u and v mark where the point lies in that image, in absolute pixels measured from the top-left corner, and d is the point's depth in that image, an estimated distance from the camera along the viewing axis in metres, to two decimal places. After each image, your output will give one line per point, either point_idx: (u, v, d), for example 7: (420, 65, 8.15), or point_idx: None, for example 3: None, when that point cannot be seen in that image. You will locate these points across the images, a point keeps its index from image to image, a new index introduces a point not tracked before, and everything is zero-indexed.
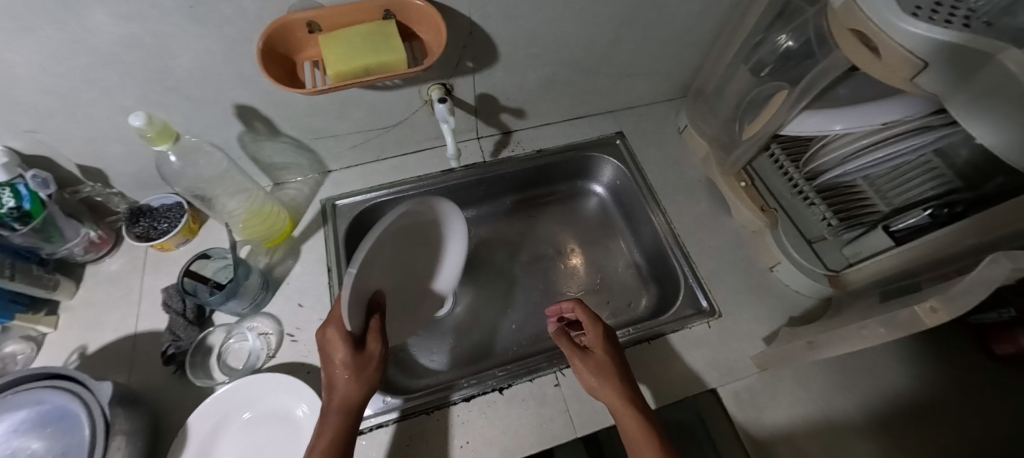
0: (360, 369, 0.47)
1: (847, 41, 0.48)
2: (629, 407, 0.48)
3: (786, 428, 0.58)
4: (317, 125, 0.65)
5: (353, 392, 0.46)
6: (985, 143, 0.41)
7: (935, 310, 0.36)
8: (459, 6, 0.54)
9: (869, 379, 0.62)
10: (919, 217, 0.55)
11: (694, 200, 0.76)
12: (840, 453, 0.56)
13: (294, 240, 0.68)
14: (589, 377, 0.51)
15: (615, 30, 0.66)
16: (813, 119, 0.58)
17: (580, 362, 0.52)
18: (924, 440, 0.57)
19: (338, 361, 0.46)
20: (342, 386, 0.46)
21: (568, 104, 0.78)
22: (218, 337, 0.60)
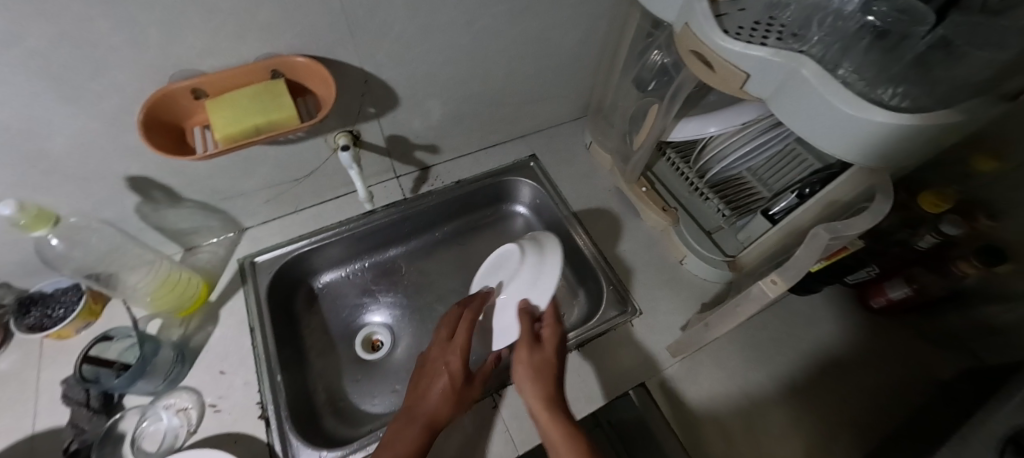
0: (450, 388, 0.56)
1: (691, 60, 0.56)
2: (555, 406, 0.51)
3: (710, 408, 0.63)
4: (222, 186, 0.64)
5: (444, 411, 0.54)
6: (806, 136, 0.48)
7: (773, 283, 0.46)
8: (347, 59, 0.57)
9: (776, 347, 0.69)
10: (789, 200, 0.62)
11: (606, 209, 0.82)
12: (759, 422, 0.62)
13: (211, 305, 0.66)
14: (526, 376, 0.54)
15: (506, 64, 0.71)
16: (687, 125, 0.66)
17: (524, 363, 0.54)
18: (825, 396, 0.65)
19: (441, 378, 0.56)
20: (435, 400, 0.55)
21: (479, 134, 0.83)
22: (129, 422, 0.56)
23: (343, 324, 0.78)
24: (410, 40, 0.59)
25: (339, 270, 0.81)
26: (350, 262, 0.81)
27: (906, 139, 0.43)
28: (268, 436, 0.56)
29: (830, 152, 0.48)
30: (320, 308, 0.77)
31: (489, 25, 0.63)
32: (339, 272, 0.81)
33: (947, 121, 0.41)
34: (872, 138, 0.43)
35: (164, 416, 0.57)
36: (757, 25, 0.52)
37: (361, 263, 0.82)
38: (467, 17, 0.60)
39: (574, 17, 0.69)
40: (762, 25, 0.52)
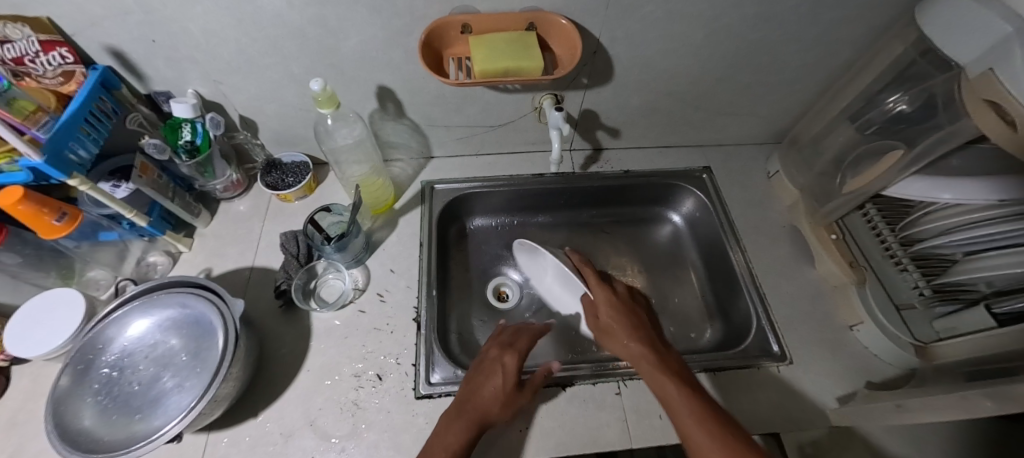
0: (501, 389, 0.54)
1: (979, 110, 0.48)
2: (474, 424, 0.50)
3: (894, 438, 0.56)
4: (436, 114, 0.72)
5: (489, 406, 0.53)
6: None
7: None
8: (593, 27, 0.60)
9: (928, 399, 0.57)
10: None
11: (774, 244, 0.76)
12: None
13: (393, 212, 0.76)
14: (478, 386, 0.55)
15: (725, 69, 0.69)
16: (919, 184, 0.58)
17: (496, 385, 0.55)
18: None
19: (496, 377, 0.56)
20: (488, 397, 0.54)
21: (662, 131, 0.82)
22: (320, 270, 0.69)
23: (481, 267, 0.83)
24: (653, 21, 0.60)
25: (490, 219, 0.86)
26: (502, 215, 0.87)
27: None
28: (418, 339, 0.64)
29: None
30: (467, 246, 0.84)
31: (730, 25, 0.61)
32: (490, 220, 0.87)
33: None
34: None
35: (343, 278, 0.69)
36: None
37: (511, 218, 0.87)
38: (717, 12, 0.59)
39: (820, 36, 0.64)
40: None
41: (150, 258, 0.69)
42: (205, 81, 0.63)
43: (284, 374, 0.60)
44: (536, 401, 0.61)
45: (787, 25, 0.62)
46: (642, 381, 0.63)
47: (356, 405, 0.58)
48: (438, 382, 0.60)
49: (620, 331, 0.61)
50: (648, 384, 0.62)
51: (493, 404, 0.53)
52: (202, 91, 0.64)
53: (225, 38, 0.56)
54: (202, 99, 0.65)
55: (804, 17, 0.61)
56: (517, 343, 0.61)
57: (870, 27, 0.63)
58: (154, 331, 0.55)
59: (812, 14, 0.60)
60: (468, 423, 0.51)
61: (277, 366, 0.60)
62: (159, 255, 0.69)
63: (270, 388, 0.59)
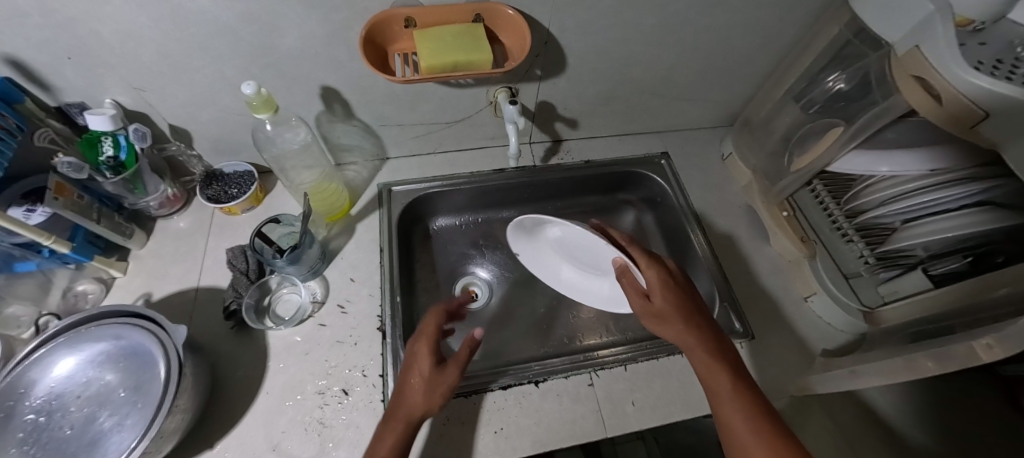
0: (421, 382, 0.51)
1: (909, 86, 0.50)
2: (400, 431, 0.48)
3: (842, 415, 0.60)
4: (388, 114, 0.69)
5: (421, 406, 0.49)
6: None
7: (991, 347, 0.38)
8: (543, 18, 0.58)
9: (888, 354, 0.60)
10: (959, 263, 0.58)
11: (732, 225, 0.78)
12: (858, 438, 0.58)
13: (350, 219, 0.72)
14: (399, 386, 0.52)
15: (677, 55, 0.70)
16: (860, 158, 0.61)
17: (417, 379, 0.51)
18: None
19: (413, 376, 0.51)
20: (411, 396, 0.50)
21: (620, 120, 0.82)
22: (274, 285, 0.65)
23: (448, 268, 0.81)
24: (603, 10, 0.59)
25: (454, 218, 0.84)
26: (466, 213, 0.85)
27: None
28: (385, 349, 0.61)
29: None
30: (432, 248, 0.82)
31: (678, 11, 0.62)
32: (454, 219, 0.85)
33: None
34: None
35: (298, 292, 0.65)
36: (1003, 62, 0.48)
37: (476, 216, 0.86)
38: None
39: (763, 19, 0.66)
40: (1008, 64, 0.48)
41: (79, 287, 0.63)
42: (124, 89, 0.57)
43: (241, 399, 0.56)
44: (511, 400, 0.60)
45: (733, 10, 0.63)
46: (614, 369, 0.63)
47: (323, 424, 0.55)
48: None
49: (672, 313, 0.52)
50: (619, 372, 0.63)
51: (421, 403, 0.49)
52: (121, 100, 0.58)
53: (142, 41, 0.51)
54: (123, 108, 0.59)
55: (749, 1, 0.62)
56: (428, 325, 0.55)
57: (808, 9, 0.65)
58: (86, 367, 0.50)
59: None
60: (393, 432, 0.48)
61: (232, 392, 0.57)
62: (89, 283, 0.63)
63: (226, 417, 0.55)
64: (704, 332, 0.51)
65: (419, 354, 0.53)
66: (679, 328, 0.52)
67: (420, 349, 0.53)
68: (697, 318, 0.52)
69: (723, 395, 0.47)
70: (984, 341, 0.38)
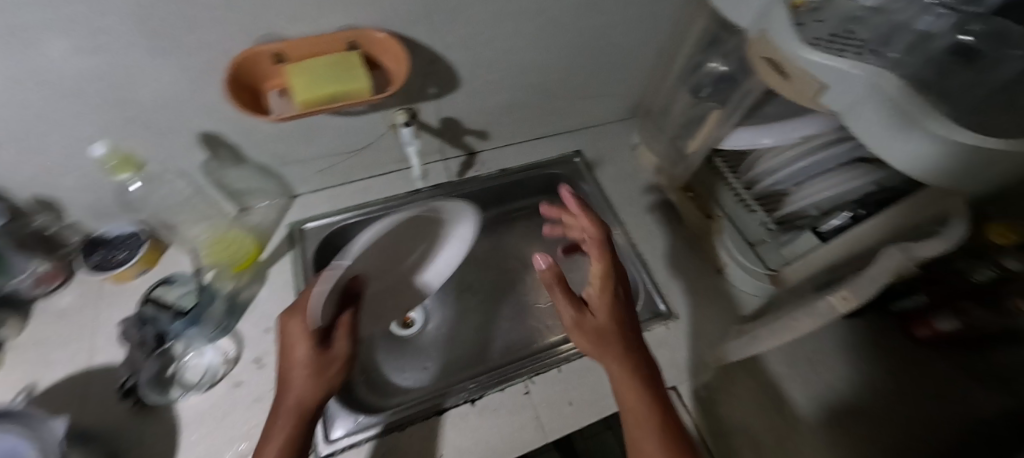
0: (312, 367, 0.47)
1: (762, 68, 0.55)
2: (292, 425, 0.45)
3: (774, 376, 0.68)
4: (283, 151, 0.66)
5: (308, 395, 0.46)
6: (898, 167, 0.47)
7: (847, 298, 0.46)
8: (421, 38, 0.58)
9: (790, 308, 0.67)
10: (842, 219, 0.59)
11: (648, 211, 0.82)
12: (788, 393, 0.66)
13: (260, 265, 0.68)
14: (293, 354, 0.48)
15: (567, 58, 0.72)
16: (740, 136, 0.64)
17: (297, 372, 0.46)
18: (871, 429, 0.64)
19: (297, 354, 0.46)
20: (298, 383, 0.46)
21: (529, 125, 0.83)
22: (180, 351, 0.59)
23: None
24: (482, 24, 0.60)
25: None
26: None
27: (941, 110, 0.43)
28: None
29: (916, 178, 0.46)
30: None
31: (556, 17, 0.64)
32: None
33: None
34: (939, 159, 0.43)
35: (207, 354, 0.61)
36: (836, 36, 0.49)
37: None
38: (539, 6, 0.61)
39: (639, 15, 0.69)
40: (843, 37, 0.49)
41: None
42: None
43: None
44: (450, 423, 0.59)
45: (609, 10, 0.66)
46: (549, 373, 0.64)
47: None
48: (342, 436, 0.57)
49: (605, 349, 0.49)
50: (555, 375, 0.64)
51: (313, 391, 0.46)
52: None
53: None
54: None
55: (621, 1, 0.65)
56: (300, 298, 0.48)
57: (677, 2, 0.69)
58: None
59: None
60: (284, 428, 0.45)
61: None
62: None
63: None
64: (633, 355, 0.49)
65: (298, 325, 0.47)
66: (610, 355, 0.49)
67: (296, 329, 0.47)
68: (629, 345, 0.49)
69: (637, 414, 0.45)
70: (842, 293, 0.47)
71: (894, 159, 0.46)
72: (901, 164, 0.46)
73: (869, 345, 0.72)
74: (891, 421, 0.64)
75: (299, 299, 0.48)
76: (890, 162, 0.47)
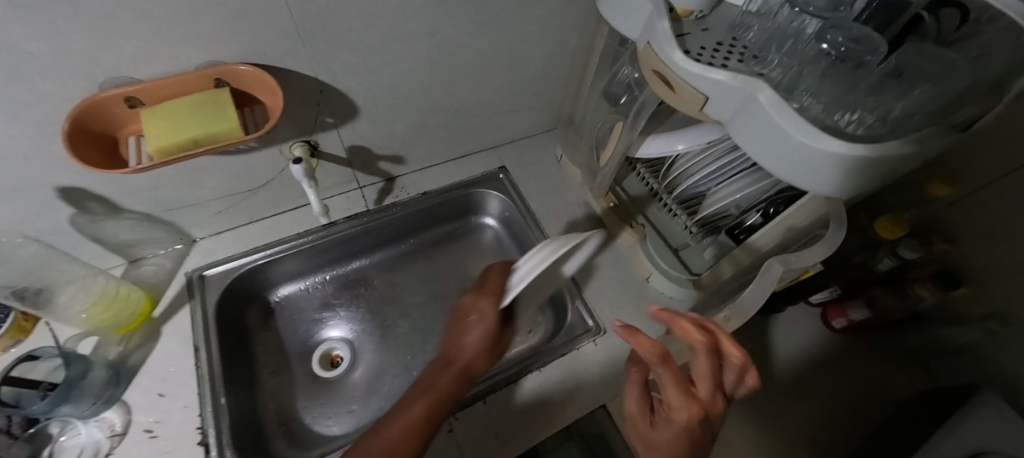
0: (484, 339, 0.54)
1: (653, 80, 0.54)
2: (429, 406, 0.47)
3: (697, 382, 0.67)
4: (168, 197, 0.61)
5: (451, 385, 0.50)
6: (783, 175, 0.46)
7: None
8: (302, 68, 0.55)
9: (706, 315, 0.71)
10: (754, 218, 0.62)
11: (575, 223, 0.81)
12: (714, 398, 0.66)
13: (153, 322, 0.63)
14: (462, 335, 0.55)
15: (473, 76, 0.70)
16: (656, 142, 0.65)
17: (473, 336, 0.54)
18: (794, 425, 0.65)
19: (476, 328, 0.54)
20: (469, 352, 0.53)
21: (448, 145, 0.81)
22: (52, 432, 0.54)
23: (299, 340, 0.74)
24: (369, 49, 0.57)
25: (298, 283, 0.77)
26: (310, 275, 0.78)
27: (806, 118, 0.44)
28: None
29: (799, 186, 0.46)
30: (276, 323, 0.74)
31: (451, 37, 0.61)
32: (298, 285, 0.77)
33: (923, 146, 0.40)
34: (822, 166, 0.42)
35: (85, 431, 0.54)
36: (722, 44, 0.52)
37: (322, 275, 0.79)
38: (429, 27, 0.58)
39: (540, 30, 0.68)
40: (727, 45, 0.52)
41: None
42: None
43: None
44: None
45: (507, 27, 0.64)
46: (474, 406, 0.61)
47: None
48: None
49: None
50: (480, 407, 0.61)
51: (450, 383, 0.50)
52: None
53: None
54: None
55: (518, 17, 0.63)
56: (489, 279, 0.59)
57: (577, 15, 0.68)
58: None
59: (522, 14, 0.63)
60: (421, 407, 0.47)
61: None
62: None
63: None
64: None
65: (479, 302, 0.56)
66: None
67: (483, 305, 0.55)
68: None
69: None
70: None
71: (778, 168, 0.46)
72: (788, 172, 0.45)
73: (793, 342, 0.72)
74: (815, 418, 0.66)
75: (486, 285, 0.58)
76: (775, 170, 0.46)
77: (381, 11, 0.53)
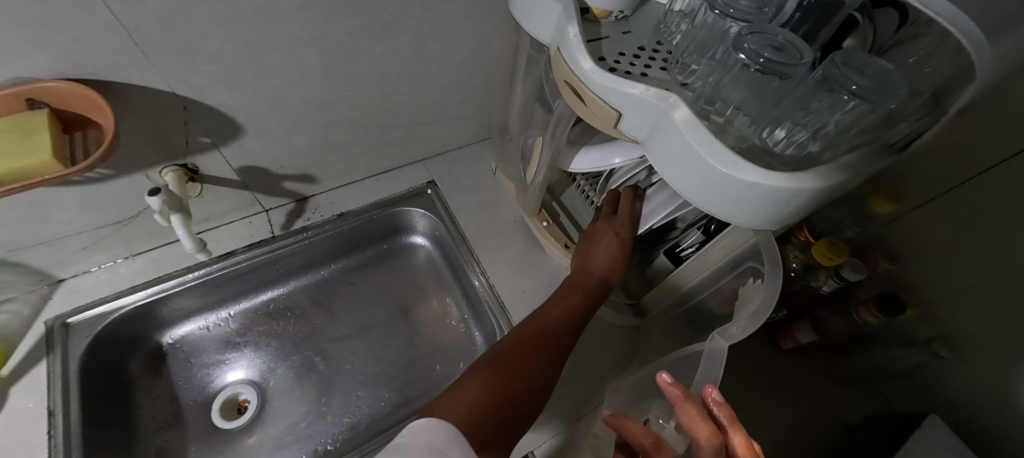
0: (620, 252, 0.57)
1: (566, 91, 0.48)
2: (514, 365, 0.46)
3: None
4: (5, 237, 0.51)
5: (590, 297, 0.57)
6: (703, 206, 0.40)
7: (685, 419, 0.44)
8: (150, 82, 0.46)
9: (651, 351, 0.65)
10: (695, 236, 0.55)
11: (509, 243, 0.74)
12: None
13: (1, 382, 0.53)
14: (593, 251, 0.60)
15: (382, 85, 0.62)
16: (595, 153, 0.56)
17: (603, 249, 0.58)
18: None
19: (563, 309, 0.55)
20: (605, 262, 0.58)
21: (365, 160, 0.73)
22: None
23: (196, 388, 0.66)
24: (236, 57, 0.48)
25: (196, 322, 0.68)
26: (210, 312, 0.69)
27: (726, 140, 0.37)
28: None
29: (723, 217, 0.40)
30: (167, 370, 0.65)
31: (342, 42, 0.53)
32: (195, 323, 0.68)
33: (857, 169, 0.34)
34: (746, 196, 0.36)
35: None
36: (643, 50, 0.46)
37: (225, 310, 0.70)
38: (312, 31, 0.50)
39: (453, 32, 0.60)
40: (649, 51, 0.46)
41: None
42: None
43: None
44: None
45: (412, 29, 0.56)
46: None
47: None
48: None
49: None
50: None
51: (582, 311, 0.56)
52: None
53: None
54: None
55: (422, 18, 0.55)
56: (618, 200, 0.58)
57: (494, 15, 0.60)
58: None
59: (427, 14, 0.55)
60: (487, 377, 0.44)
61: None
62: None
63: None
64: None
65: (607, 223, 0.58)
66: None
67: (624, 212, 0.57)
68: None
69: None
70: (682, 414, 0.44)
71: (694, 196, 0.39)
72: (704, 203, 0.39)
73: (738, 367, 0.67)
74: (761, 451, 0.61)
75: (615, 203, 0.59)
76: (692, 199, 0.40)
77: (240, 12, 0.44)
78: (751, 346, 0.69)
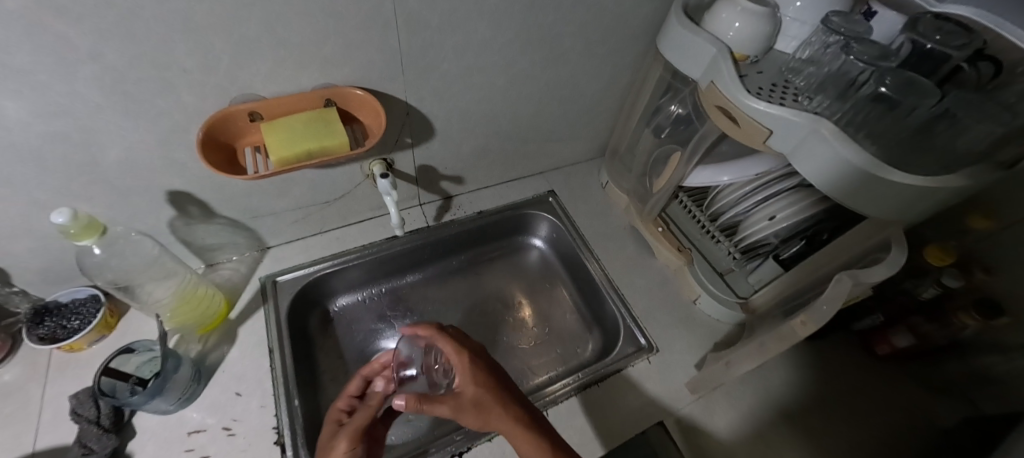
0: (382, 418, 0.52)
1: (718, 116, 0.60)
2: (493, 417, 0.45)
3: (750, 410, 0.66)
4: (255, 205, 0.65)
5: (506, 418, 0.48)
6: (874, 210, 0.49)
7: (804, 322, 0.49)
8: (396, 93, 0.61)
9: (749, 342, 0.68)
10: (797, 247, 0.64)
11: (621, 246, 0.85)
12: (772, 442, 0.63)
13: (230, 323, 0.66)
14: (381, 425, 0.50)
15: (538, 105, 0.76)
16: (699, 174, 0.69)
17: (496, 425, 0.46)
18: (827, 436, 0.65)
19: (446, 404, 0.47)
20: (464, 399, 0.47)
21: (502, 168, 0.87)
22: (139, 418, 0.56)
23: (356, 349, 0.76)
24: (455, 78, 0.63)
25: (356, 294, 0.80)
26: (368, 286, 0.81)
27: (877, 186, 0.46)
28: None
29: (878, 215, 0.50)
30: (333, 331, 0.76)
31: (522, 70, 0.68)
32: (355, 296, 0.80)
33: (970, 180, 0.45)
34: (906, 197, 0.46)
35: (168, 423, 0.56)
36: (775, 86, 0.57)
37: (379, 287, 0.82)
38: (507, 62, 0.65)
39: (598, 69, 0.75)
40: (780, 87, 0.57)
41: None
42: None
43: None
44: None
45: (570, 63, 0.71)
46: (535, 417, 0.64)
47: None
48: None
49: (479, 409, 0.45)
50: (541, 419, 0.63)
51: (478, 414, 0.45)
52: None
53: None
54: None
55: (580, 56, 0.70)
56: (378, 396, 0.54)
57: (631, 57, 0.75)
58: None
59: (585, 53, 0.70)
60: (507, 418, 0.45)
61: None
62: None
63: None
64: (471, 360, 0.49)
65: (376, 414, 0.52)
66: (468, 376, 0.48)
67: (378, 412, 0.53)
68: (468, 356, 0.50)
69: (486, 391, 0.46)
70: (799, 318, 0.50)
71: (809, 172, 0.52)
72: (817, 181, 0.51)
73: (837, 366, 0.73)
74: (858, 449, 0.64)
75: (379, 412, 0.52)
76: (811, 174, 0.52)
77: (469, 45, 0.60)
78: (851, 354, 0.75)
